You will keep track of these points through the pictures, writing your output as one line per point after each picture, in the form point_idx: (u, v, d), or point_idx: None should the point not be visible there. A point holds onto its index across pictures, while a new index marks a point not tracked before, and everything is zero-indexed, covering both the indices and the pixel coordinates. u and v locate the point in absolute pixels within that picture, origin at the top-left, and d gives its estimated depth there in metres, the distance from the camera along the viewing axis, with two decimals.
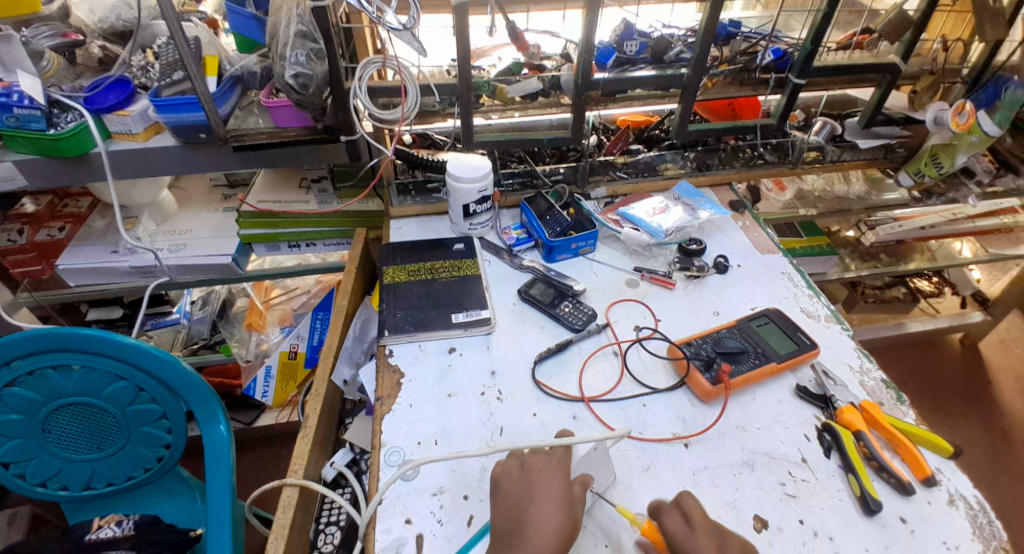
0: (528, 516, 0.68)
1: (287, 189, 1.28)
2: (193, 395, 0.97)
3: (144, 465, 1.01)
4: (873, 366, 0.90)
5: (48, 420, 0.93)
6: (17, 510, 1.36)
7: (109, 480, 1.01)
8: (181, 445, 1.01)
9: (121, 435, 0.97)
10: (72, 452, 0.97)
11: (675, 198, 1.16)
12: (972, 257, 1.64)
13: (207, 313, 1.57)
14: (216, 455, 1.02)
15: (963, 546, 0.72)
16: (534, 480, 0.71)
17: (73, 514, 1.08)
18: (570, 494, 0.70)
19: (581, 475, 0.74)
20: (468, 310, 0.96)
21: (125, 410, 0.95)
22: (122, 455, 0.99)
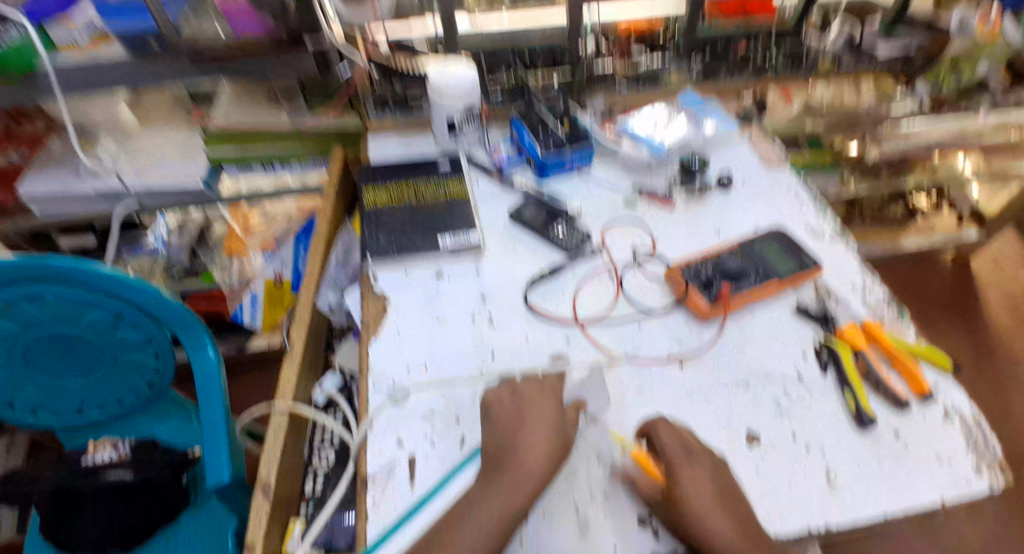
0: (520, 441, 0.67)
1: (256, 105, 1.18)
2: (178, 321, 0.93)
3: (136, 390, 0.99)
4: (876, 284, 0.88)
5: (30, 350, 0.89)
6: (13, 439, 1.35)
7: (100, 405, 0.99)
8: (171, 370, 0.98)
9: (108, 362, 0.94)
10: (59, 380, 0.93)
11: (678, 108, 1.09)
12: (973, 173, 1.60)
13: (185, 243, 1.49)
14: (206, 380, 0.99)
15: (958, 460, 0.72)
16: (527, 406, 0.70)
17: (68, 443, 1.06)
18: (563, 418, 0.70)
19: (576, 399, 0.75)
20: (456, 233, 0.91)
21: (108, 338, 0.91)
22: (111, 381, 0.96)
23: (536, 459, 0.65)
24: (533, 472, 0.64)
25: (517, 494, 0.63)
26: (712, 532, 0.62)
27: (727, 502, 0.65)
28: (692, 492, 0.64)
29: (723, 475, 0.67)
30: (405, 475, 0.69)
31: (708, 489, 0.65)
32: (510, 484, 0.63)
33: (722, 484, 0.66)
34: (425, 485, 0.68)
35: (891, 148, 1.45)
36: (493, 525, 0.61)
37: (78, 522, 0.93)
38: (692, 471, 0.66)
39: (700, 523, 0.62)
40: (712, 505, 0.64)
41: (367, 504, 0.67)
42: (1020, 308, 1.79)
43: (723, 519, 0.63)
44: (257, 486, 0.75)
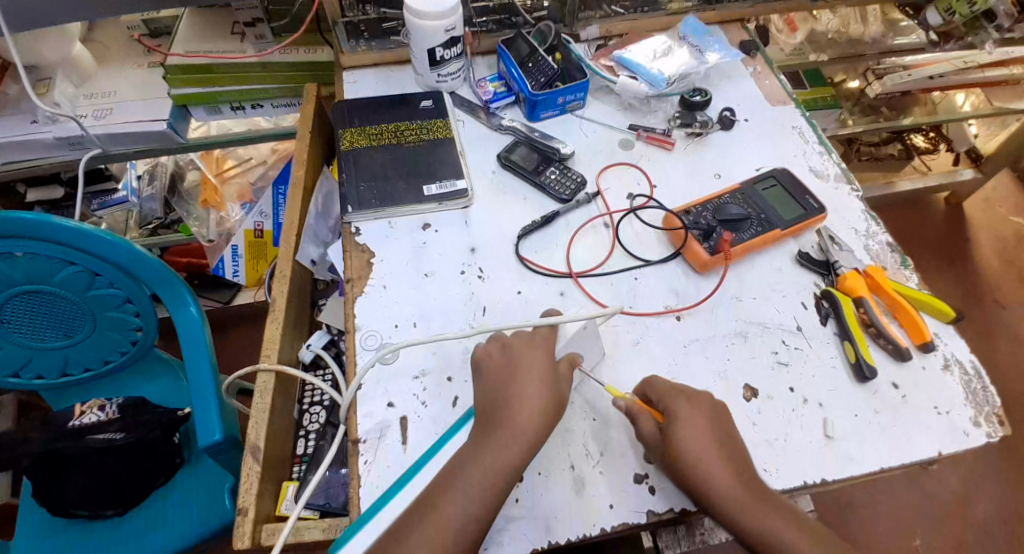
0: (512, 394, 0.64)
1: (219, 37, 1.10)
2: (156, 276, 0.88)
3: (119, 349, 0.95)
4: (880, 229, 0.85)
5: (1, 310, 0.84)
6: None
7: (86, 365, 0.95)
8: (154, 327, 0.94)
9: (86, 322, 0.89)
10: (37, 341, 0.89)
11: (680, 37, 1.01)
12: (973, 111, 1.55)
13: (156, 191, 1.41)
14: (191, 339, 0.94)
15: (954, 411, 0.72)
16: (519, 359, 0.67)
17: (57, 403, 1.02)
18: (556, 372, 0.66)
19: (568, 354, 0.69)
20: (442, 180, 0.85)
21: (84, 296, 0.86)
22: (94, 340, 0.92)
23: (529, 413, 0.62)
24: (526, 428, 0.62)
25: (510, 451, 0.60)
26: (706, 481, 0.61)
27: (718, 442, 0.63)
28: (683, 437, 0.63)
29: (712, 413, 0.66)
30: (397, 436, 0.68)
31: (699, 432, 0.63)
32: (504, 441, 0.61)
33: (709, 420, 0.65)
34: (418, 445, 0.67)
35: (892, 84, 1.34)
36: (487, 487, 0.59)
37: (75, 481, 0.89)
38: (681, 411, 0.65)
39: (692, 467, 0.62)
40: (704, 448, 0.62)
41: (359, 466, 0.66)
42: (1009, 250, 1.80)
43: (715, 462, 0.62)
44: (246, 449, 0.73)
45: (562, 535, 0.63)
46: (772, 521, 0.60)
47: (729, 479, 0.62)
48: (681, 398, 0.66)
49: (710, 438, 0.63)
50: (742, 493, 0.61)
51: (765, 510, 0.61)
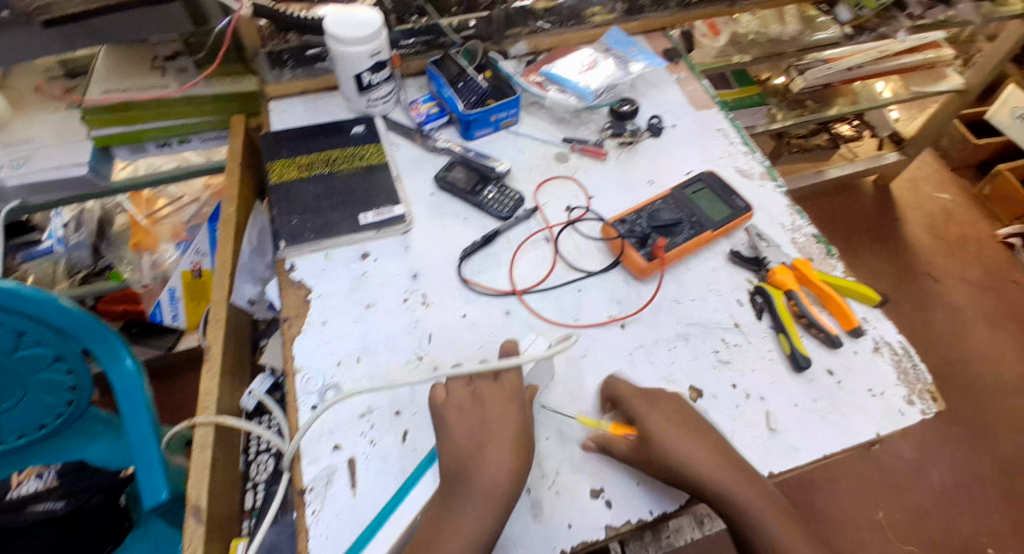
0: (484, 450, 0.64)
1: (139, 73, 1.04)
2: (86, 332, 0.83)
3: (54, 411, 0.90)
4: (805, 222, 0.88)
5: None
6: None
7: (19, 431, 0.90)
8: (89, 384, 0.89)
9: (14, 387, 0.84)
10: None
11: (605, 50, 1.03)
12: (892, 98, 1.63)
13: (84, 238, 1.33)
14: (127, 395, 0.88)
15: (887, 390, 0.75)
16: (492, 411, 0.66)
17: None
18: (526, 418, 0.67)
19: (530, 388, 0.70)
20: (378, 208, 0.84)
21: (10, 359, 0.81)
22: (25, 405, 0.87)
23: (498, 464, 0.63)
24: (499, 483, 0.62)
25: (484, 514, 0.60)
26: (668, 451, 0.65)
27: (681, 428, 0.67)
28: (670, 449, 0.65)
29: (685, 422, 0.68)
30: (346, 480, 0.66)
31: (679, 442, 0.65)
32: (478, 501, 0.61)
33: (687, 428, 0.67)
34: (368, 487, 0.66)
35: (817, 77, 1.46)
36: (466, 547, 0.59)
37: None
38: (660, 425, 0.67)
39: (683, 471, 0.64)
40: (670, 436, 0.66)
41: (307, 518, 0.64)
42: (936, 226, 1.90)
43: (704, 467, 0.65)
44: (186, 510, 0.70)
45: None
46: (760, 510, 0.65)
47: (719, 477, 0.64)
48: (632, 397, 0.69)
49: (695, 445, 0.66)
50: (736, 487, 0.64)
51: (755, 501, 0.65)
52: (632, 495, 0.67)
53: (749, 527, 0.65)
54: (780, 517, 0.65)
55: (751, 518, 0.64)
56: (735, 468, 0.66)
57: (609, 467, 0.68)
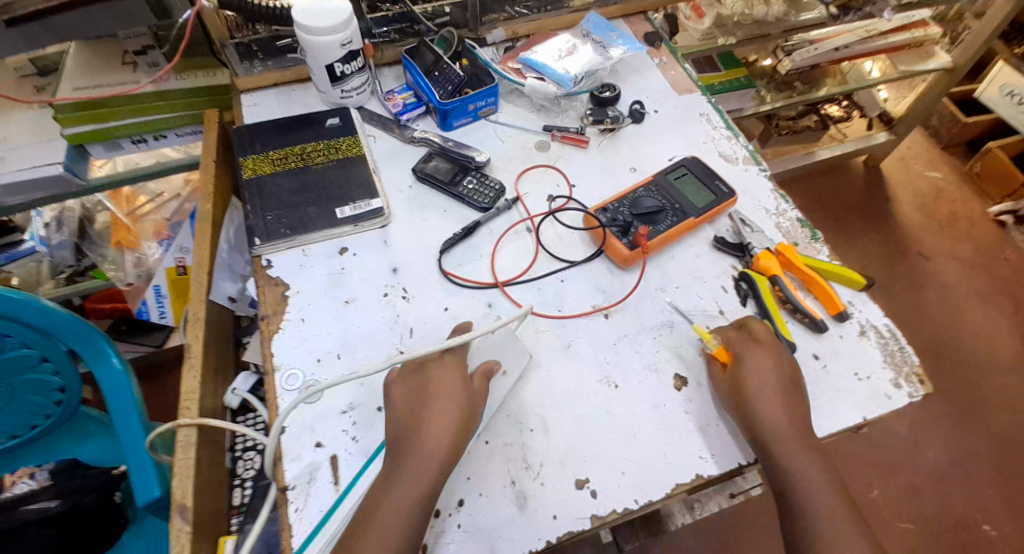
0: (421, 423, 0.64)
1: (110, 69, 1.02)
2: (71, 332, 0.81)
3: (43, 411, 0.87)
4: (789, 206, 0.87)
5: None
6: None
7: (10, 433, 0.88)
8: (78, 385, 0.87)
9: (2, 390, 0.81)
10: None
11: (583, 34, 1.01)
12: (880, 77, 1.61)
13: (66, 237, 1.29)
14: (116, 394, 0.87)
15: (874, 374, 0.74)
16: (428, 386, 0.67)
17: None
18: (470, 391, 0.67)
19: (484, 363, 0.70)
20: (356, 202, 0.83)
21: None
22: (14, 406, 0.84)
23: (438, 435, 0.63)
24: (435, 453, 0.62)
25: (412, 484, 0.61)
26: (766, 417, 0.66)
27: (785, 401, 0.68)
28: (760, 409, 0.67)
29: (786, 384, 0.69)
30: (329, 476, 0.65)
31: (772, 403, 0.67)
32: (407, 475, 0.61)
33: (785, 391, 0.68)
34: (351, 482, 0.65)
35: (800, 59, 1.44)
36: (402, 518, 0.59)
37: None
38: (762, 376, 0.69)
39: (764, 433, 0.66)
40: (770, 404, 0.67)
41: (290, 516, 0.63)
42: (927, 205, 1.89)
43: (781, 436, 0.66)
44: (172, 509, 0.69)
45: None
46: (817, 493, 0.65)
47: (793, 451, 0.66)
48: (751, 358, 0.70)
49: (783, 411, 0.67)
50: (805, 465, 0.66)
51: (818, 483, 0.66)
52: (615, 484, 0.66)
53: (805, 509, 0.65)
54: (839, 507, 0.65)
55: (810, 497, 0.65)
56: (810, 446, 0.67)
57: (595, 458, 0.67)
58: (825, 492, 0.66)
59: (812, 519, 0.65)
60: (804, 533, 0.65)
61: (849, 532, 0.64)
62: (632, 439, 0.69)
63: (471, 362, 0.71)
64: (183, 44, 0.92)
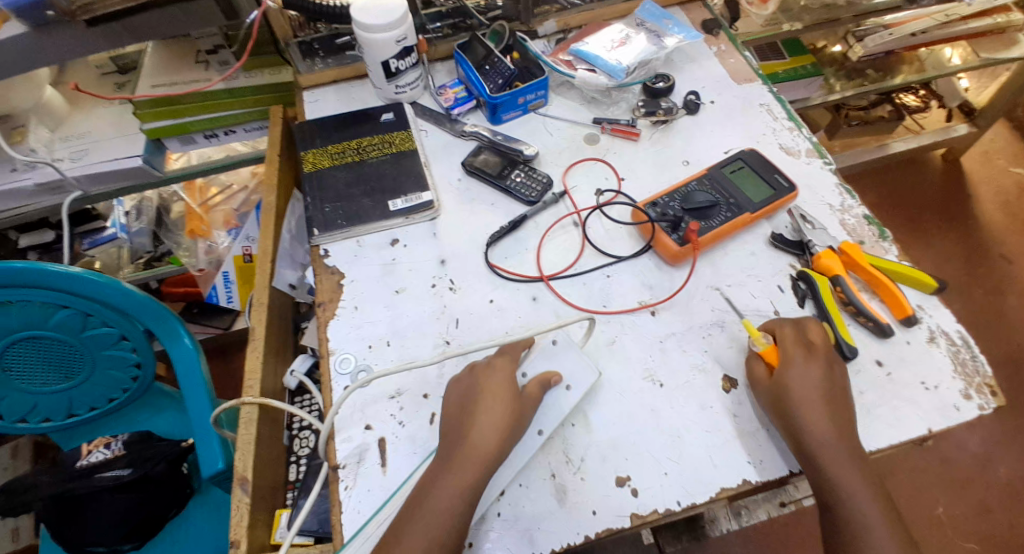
0: (471, 424, 0.63)
1: (183, 68, 1.08)
2: (146, 312, 0.87)
3: (121, 387, 0.93)
4: (856, 202, 0.83)
5: (4, 357, 0.83)
6: (18, 441, 1.27)
7: (91, 404, 0.93)
8: (153, 362, 0.92)
9: (85, 363, 0.88)
10: (39, 385, 0.88)
11: (637, 23, 0.99)
12: (962, 64, 1.51)
13: (145, 225, 1.39)
14: (187, 372, 0.93)
15: (943, 384, 0.70)
16: (477, 390, 0.66)
17: (66, 442, 1.01)
18: (519, 395, 0.66)
19: (543, 373, 0.70)
20: (408, 195, 0.85)
21: (79, 337, 0.85)
22: (96, 380, 0.90)
23: (484, 431, 0.63)
24: (481, 448, 0.62)
25: (461, 480, 0.61)
26: (809, 428, 0.63)
27: (830, 412, 0.64)
28: (801, 416, 0.64)
29: (833, 392, 0.65)
30: (377, 458, 0.67)
31: (816, 410, 0.64)
32: (451, 473, 0.61)
33: (831, 399, 0.65)
34: (397, 466, 0.67)
35: (875, 45, 1.36)
36: (445, 510, 0.60)
37: (87, 527, 0.90)
38: (806, 382, 0.66)
39: (807, 440, 0.63)
40: (812, 414, 0.64)
41: (340, 493, 0.66)
42: (1011, 202, 1.75)
43: (823, 446, 0.63)
44: (234, 482, 0.73)
45: (546, 547, 0.63)
46: (864, 505, 0.62)
47: (835, 462, 0.63)
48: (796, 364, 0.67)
49: (830, 422, 0.64)
50: (850, 477, 0.62)
51: (863, 494, 0.62)
52: (658, 485, 0.65)
53: (849, 520, 0.62)
54: (887, 520, 0.62)
55: (854, 509, 0.62)
56: (854, 457, 0.63)
57: (638, 456, 0.67)
58: (871, 504, 0.62)
59: (856, 532, 0.62)
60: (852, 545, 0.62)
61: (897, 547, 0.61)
62: (676, 440, 0.67)
63: (525, 372, 0.71)
64: (250, 43, 0.98)
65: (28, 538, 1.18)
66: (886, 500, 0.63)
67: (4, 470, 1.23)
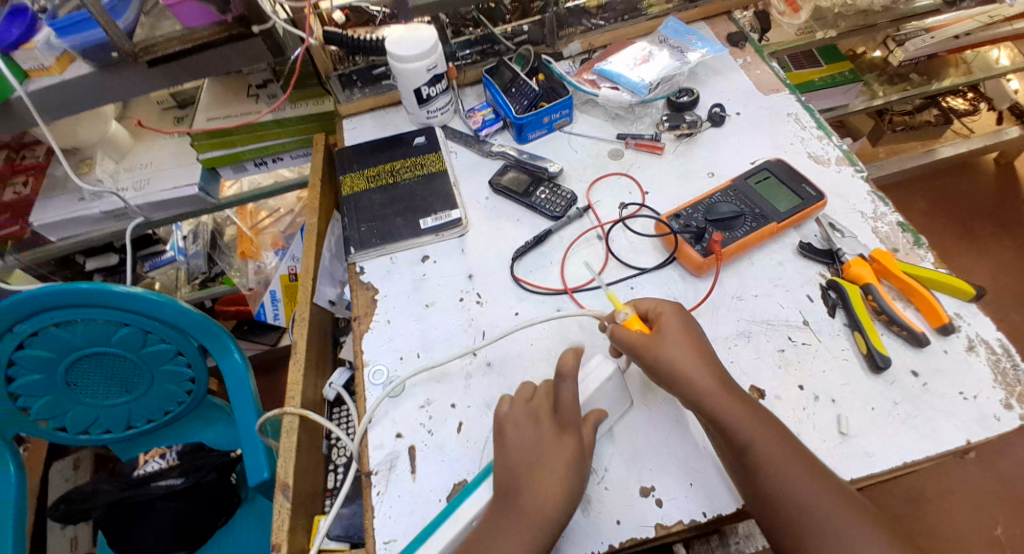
0: (529, 467, 0.62)
1: (236, 101, 1.16)
2: (199, 329, 0.92)
3: (176, 399, 0.99)
4: (888, 210, 0.81)
5: (71, 374, 0.90)
6: (80, 453, 1.35)
7: (149, 417, 1.00)
8: (205, 377, 0.98)
9: (144, 377, 0.94)
10: (101, 399, 0.94)
11: (661, 40, 1.01)
12: (1011, 65, 1.47)
13: (200, 247, 1.47)
14: (236, 386, 0.98)
15: (982, 394, 0.68)
16: (543, 448, 0.64)
17: (125, 452, 1.08)
18: (582, 446, 0.64)
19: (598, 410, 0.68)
20: (437, 213, 0.88)
21: (139, 353, 0.91)
22: (153, 394, 0.97)
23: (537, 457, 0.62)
24: (538, 487, 0.61)
25: (530, 533, 0.60)
26: (681, 371, 0.64)
27: (699, 355, 0.66)
28: (672, 358, 0.65)
29: (693, 330, 0.68)
30: (407, 465, 0.70)
31: (685, 349, 0.66)
32: (524, 525, 0.60)
33: (692, 337, 0.67)
34: (426, 474, 0.69)
35: (916, 49, 1.34)
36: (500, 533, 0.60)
37: (141, 530, 0.95)
38: (671, 328, 0.68)
39: (679, 377, 0.64)
40: (683, 360, 0.65)
41: (373, 499, 0.68)
42: None
43: (700, 375, 0.64)
44: (276, 488, 0.77)
45: None
46: (757, 430, 0.61)
47: (714, 390, 0.63)
48: (662, 313, 0.69)
49: (701, 365, 0.65)
50: (733, 406, 0.62)
51: (754, 420, 0.62)
52: (682, 495, 0.65)
53: (750, 448, 0.61)
54: (784, 443, 0.61)
55: (752, 437, 0.61)
56: (731, 387, 0.64)
57: (662, 466, 0.67)
58: (766, 431, 0.61)
59: (760, 462, 0.60)
60: (763, 472, 0.60)
61: (797, 467, 0.59)
62: (704, 451, 0.67)
63: (583, 408, 0.68)
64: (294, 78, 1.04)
65: (86, 547, 1.26)
66: (777, 425, 0.63)
67: (67, 480, 1.32)
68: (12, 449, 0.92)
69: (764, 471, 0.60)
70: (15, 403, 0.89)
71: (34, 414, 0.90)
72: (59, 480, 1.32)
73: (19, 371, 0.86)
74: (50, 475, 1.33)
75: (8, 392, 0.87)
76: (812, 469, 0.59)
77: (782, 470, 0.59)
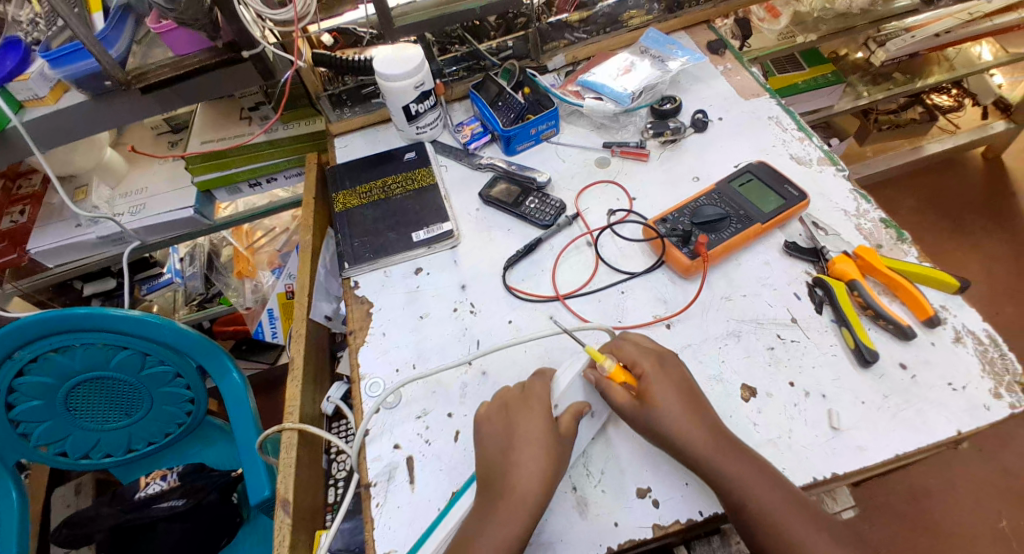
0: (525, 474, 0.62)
1: (229, 124, 1.18)
2: (196, 349, 0.93)
3: (176, 421, 1.00)
4: (871, 207, 0.83)
5: (70, 399, 0.91)
6: (81, 479, 1.34)
7: (149, 439, 1.00)
8: (205, 399, 0.99)
9: (144, 400, 0.95)
10: (101, 424, 0.95)
11: (642, 50, 1.03)
12: (992, 60, 1.50)
13: (198, 269, 1.47)
14: (235, 405, 0.99)
15: (970, 385, 0.69)
16: (513, 437, 0.65)
17: (125, 476, 1.08)
18: (557, 433, 0.65)
19: (576, 404, 0.68)
20: (429, 226, 0.89)
21: (139, 376, 0.92)
22: (153, 416, 0.97)
23: (533, 469, 0.62)
24: (528, 495, 0.61)
25: (517, 521, 0.60)
26: (667, 426, 0.63)
27: (688, 406, 0.65)
28: (658, 416, 0.64)
29: (684, 386, 0.67)
30: (406, 476, 0.71)
31: (670, 400, 0.65)
32: (504, 513, 0.61)
33: (681, 391, 0.66)
34: (424, 483, 0.70)
35: (897, 48, 1.36)
36: (501, 542, 0.59)
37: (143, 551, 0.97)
38: (657, 379, 0.66)
39: (666, 433, 0.63)
40: (670, 412, 0.64)
41: (372, 510, 0.69)
42: None
43: (683, 428, 0.63)
44: (277, 503, 0.77)
45: None
46: (760, 491, 0.60)
47: (702, 447, 0.62)
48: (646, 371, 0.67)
49: (686, 418, 0.64)
50: (726, 461, 0.61)
51: (757, 480, 0.61)
52: (678, 495, 0.66)
53: (747, 509, 0.60)
54: (790, 503, 0.60)
55: (744, 495, 0.60)
56: (719, 437, 0.63)
57: (659, 467, 0.68)
58: (758, 485, 0.60)
59: (756, 517, 0.59)
60: (772, 538, 0.59)
61: (809, 530, 0.58)
62: None
63: (556, 406, 0.68)
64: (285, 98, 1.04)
65: None
66: (778, 479, 0.61)
67: (69, 506, 1.31)
68: (13, 476, 0.92)
69: (773, 537, 0.58)
70: (16, 429, 0.89)
71: (35, 440, 0.91)
72: (62, 506, 1.31)
73: (18, 399, 0.87)
74: (52, 502, 1.32)
75: (9, 419, 0.88)
76: (801, 510, 0.60)
77: (771, 509, 0.59)
